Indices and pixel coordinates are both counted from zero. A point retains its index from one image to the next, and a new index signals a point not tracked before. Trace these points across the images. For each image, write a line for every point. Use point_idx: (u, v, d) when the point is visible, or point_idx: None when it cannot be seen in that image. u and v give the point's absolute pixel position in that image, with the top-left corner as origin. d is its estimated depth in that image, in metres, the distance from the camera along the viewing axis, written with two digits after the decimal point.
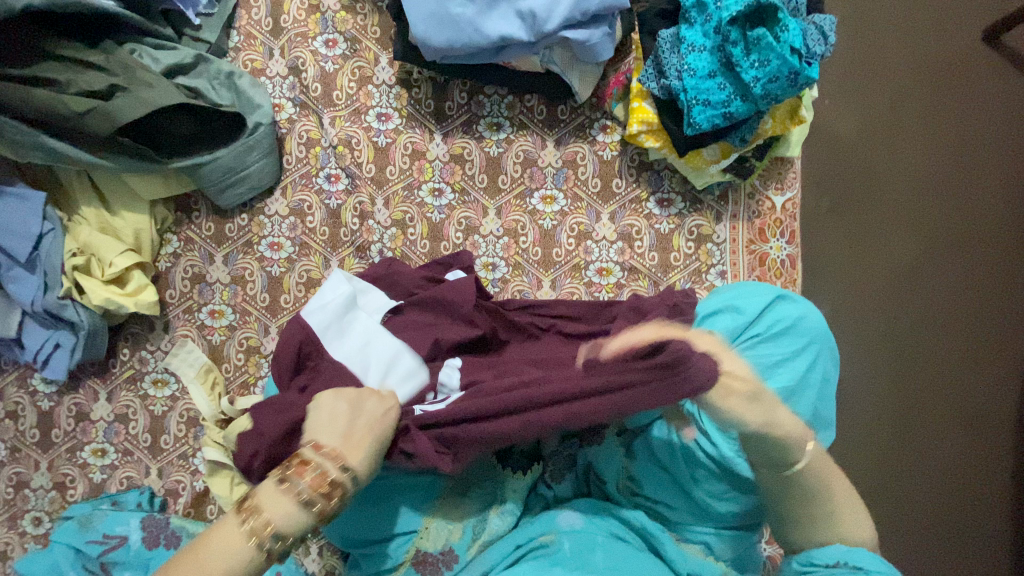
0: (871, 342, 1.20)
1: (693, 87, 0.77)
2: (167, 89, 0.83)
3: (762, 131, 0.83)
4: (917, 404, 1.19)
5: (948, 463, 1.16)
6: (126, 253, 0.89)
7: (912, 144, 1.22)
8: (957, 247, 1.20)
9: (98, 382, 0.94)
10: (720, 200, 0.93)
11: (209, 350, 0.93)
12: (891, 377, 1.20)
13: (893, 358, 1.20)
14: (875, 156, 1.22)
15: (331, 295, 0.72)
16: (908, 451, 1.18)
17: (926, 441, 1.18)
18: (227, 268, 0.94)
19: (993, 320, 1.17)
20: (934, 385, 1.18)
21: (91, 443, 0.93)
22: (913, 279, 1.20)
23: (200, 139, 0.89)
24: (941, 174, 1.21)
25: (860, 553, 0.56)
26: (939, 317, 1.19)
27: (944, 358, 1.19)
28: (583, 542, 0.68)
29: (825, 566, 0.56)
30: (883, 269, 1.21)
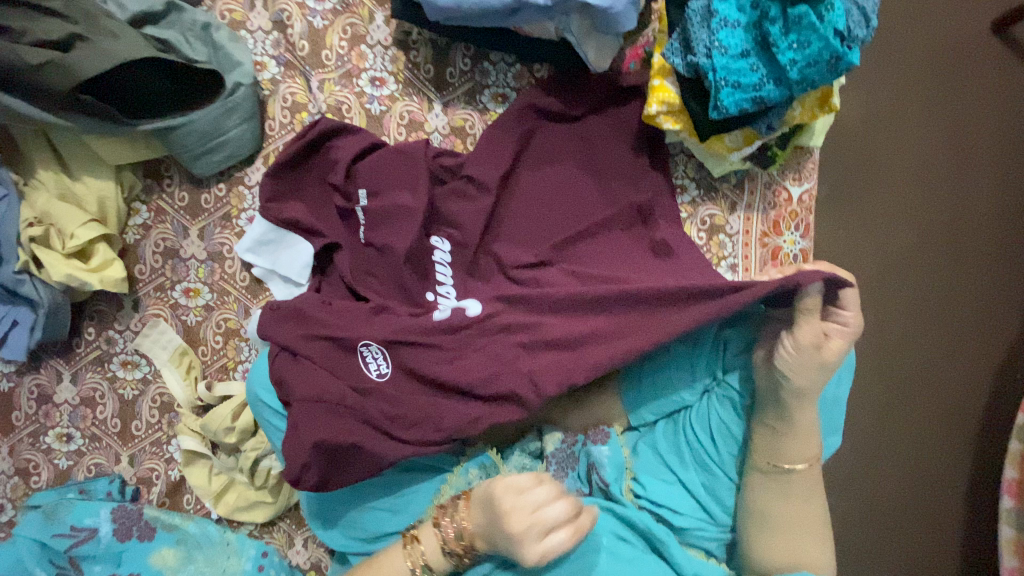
0: (870, 343, 1.16)
1: (723, 67, 0.71)
2: (135, 42, 0.74)
3: (789, 119, 0.77)
4: (909, 401, 1.15)
5: (935, 458, 1.14)
6: (90, 223, 0.81)
7: (925, 131, 1.15)
8: (957, 239, 1.14)
9: (62, 362, 0.86)
10: (735, 189, 0.88)
11: (184, 332, 0.87)
12: (891, 377, 1.15)
13: (895, 358, 1.15)
14: (885, 145, 1.15)
15: (265, 232, 0.83)
16: (897, 444, 1.15)
17: (917, 434, 1.14)
18: (204, 243, 0.86)
19: (987, 321, 1.13)
20: (930, 382, 1.14)
21: (55, 427, 0.86)
22: (912, 272, 1.15)
23: (174, 101, 0.80)
24: (945, 165, 1.15)
25: None
26: (937, 314, 1.14)
27: (937, 362, 1.14)
28: (587, 541, 0.65)
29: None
30: (881, 259, 1.15)
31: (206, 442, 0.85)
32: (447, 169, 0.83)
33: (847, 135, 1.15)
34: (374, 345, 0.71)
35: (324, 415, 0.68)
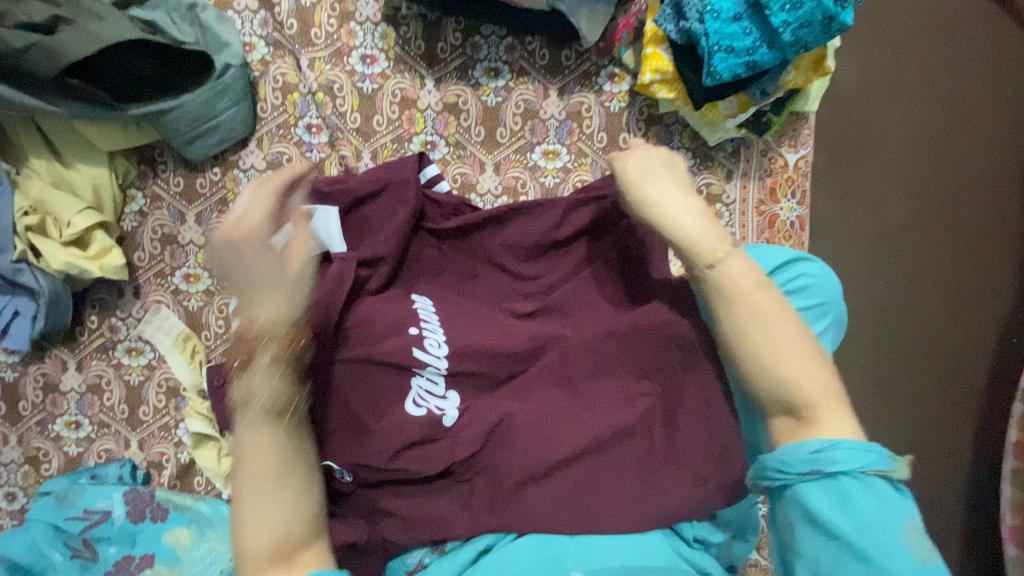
0: (869, 311, 1.16)
1: (715, 32, 0.72)
2: (120, 24, 0.73)
3: (783, 84, 0.77)
4: (901, 362, 1.15)
5: (925, 415, 1.15)
6: (86, 211, 0.81)
7: (915, 93, 1.13)
8: (946, 204, 1.14)
9: (66, 351, 0.87)
10: (731, 157, 0.88)
11: (185, 317, 0.87)
12: (887, 340, 1.16)
13: (891, 329, 1.16)
14: (878, 112, 1.13)
15: None
16: (893, 408, 1.16)
17: (911, 394, 1.16)
18: (202, 228, 0.86)
19: (975, 286, 1.15)
20: (926, 346, 1.15)
21: (63, 415, 0.87)
22: (901, 236, 1.14)
23: (162, 81, 0.79)
24: (934, 129, 1.14)
25: (839, 452, 0.48)
26: (927, 277, 1.15)
27: (926, 325, 1.15)
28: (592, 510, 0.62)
29: (798, 473, 0.49)
30: (871, 222, 1.15)
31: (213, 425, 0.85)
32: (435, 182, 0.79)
33: (842, 100, 1.13)
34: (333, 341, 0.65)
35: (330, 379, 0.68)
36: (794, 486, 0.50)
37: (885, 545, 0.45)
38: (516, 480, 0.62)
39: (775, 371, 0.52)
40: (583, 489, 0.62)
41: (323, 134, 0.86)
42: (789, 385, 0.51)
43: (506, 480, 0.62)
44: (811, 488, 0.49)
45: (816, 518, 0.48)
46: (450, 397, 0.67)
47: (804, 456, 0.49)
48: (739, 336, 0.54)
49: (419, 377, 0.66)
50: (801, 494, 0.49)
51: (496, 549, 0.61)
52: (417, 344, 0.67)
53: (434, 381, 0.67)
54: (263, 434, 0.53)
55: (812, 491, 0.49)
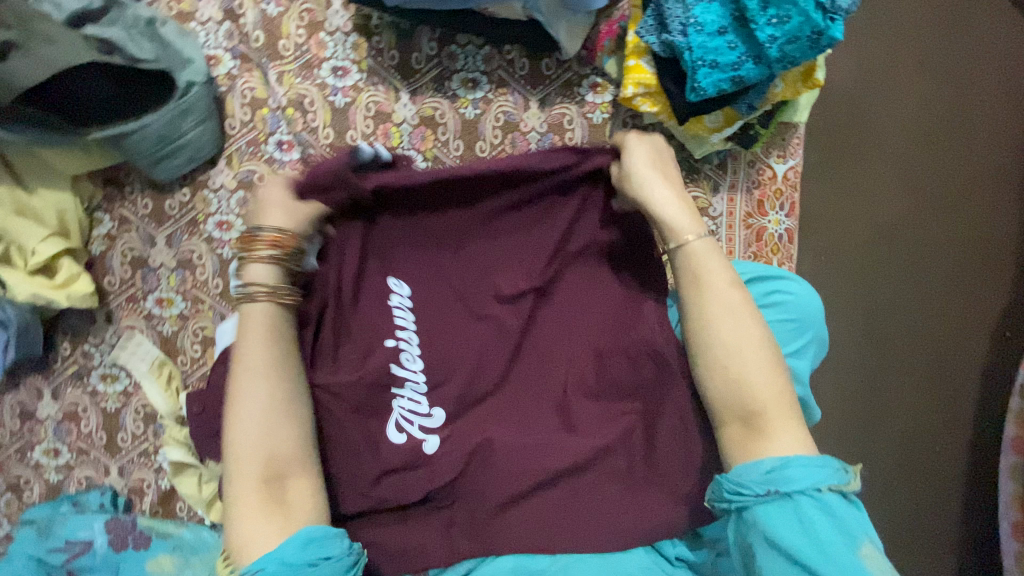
0: (862, 316, 1.13)
1: (698, 46, 0.69)
2: (74, 44, 0.70)
3: (770, 97, 0.75)
4: (891, 366, 1.13)
5: (914, 419, 1.14)
6: (51, 238, 0.78)
7: (908, 90, 1.10)
8: (941, 204, 1.11)
9: (41, 379, 0.85)
10: (718, 169, 0.85)
11: (160, 343, 0.85)
12: (880, 344, 1.13)
13: (884, 334, 1.13)
14: (873, 108, 1.10)
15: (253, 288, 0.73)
16: (886, 412, 1.14)
17: (899, 400, 1.14)
18: (172, 251, 0.84)
19: (964, 286, 1.11)
20: (917, 350, 1.12)
21: (41, 442, 0.86)
22: (891, 233, 1.12)
23: (124, 101, 0.76)
24: (927, 127, 1.10)
25: (793, 468, 0.51)
26: (918, 277, 1.12)
27: (914, 329, 1.12)
28: None
29: (755, 494, 0.51)
30: (862, 222, 1.12)
31: (193, 452, 0.83)
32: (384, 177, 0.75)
33: (837, 99, 1.10)
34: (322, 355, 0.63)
35: None
36: (753, 507, 0.51)
37: (844, 565, 0.47)
38: (494, 519, 0.61)
39: (729, 368, 0.57)
40: (562, 529, 0.59)
41: (294, 151, 0.82)
42: (741, 384, 0.56)
43: (484, 519, 0.61)
44: (768, 509, 0.50)
45: (775, 540, 0.49)
46: (434, 415, 0.64)
47: (758, 476, 0.52)
48: (698, 327, 0.59)
49: (400, 396, 0.63)
50: (759, 516, 0.50)
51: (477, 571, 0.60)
52: (393, 360, 0.63)
53: (416, 400, 0.64)
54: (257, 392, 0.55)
55: (770, 511, 0.50)
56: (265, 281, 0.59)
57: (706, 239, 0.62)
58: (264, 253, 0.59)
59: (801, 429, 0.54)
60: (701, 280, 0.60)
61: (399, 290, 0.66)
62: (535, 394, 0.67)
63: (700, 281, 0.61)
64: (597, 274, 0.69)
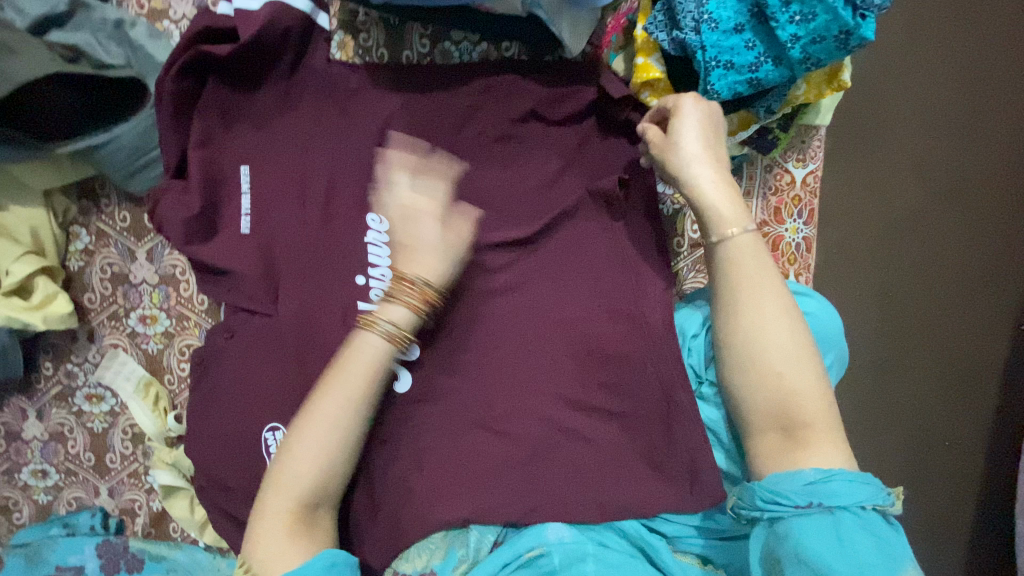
0: (879, 320, 1.08)
1: (713, 45, 0.62)
2: (32, 53, 0.65)
3: (791, 99, 0.68)
4: (907, 371, 1.08)
5: (930, 425, 1.09)
6: (25, 257, 0.74)
7: (939, 73, 1.00)
8: (970, 198, 1.02)
9: (24, 400, 0.82)
10: (733, 174, 0.79)
11: (146, 361, 0.82)
12: (898, 350, 1.08)
13: (903, 341, 1.07)
14: (891, 96, 1.01)
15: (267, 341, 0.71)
16: (900, 419, 1.10)
17: (916, 406, 1.09)
18: (154, 266, 0.80)
19: (989, 284, 1.04)
20: (936, 356, 1.07)
21: (29, 464, 0.84)
22: (910, 229, 1.04)
23: (90, 114, 0.71)
24: (958, 113, 1.00)
25: (839, 481, 0.48)
26: (941, 278, 1.05)
27: (933, 332, 1.06)
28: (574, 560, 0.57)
29: (791, 507, 0.49)
30: (879, 219, 1.04)
31: (183, 474, 0.80)
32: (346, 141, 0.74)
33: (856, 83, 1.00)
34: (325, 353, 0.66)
35: None
36: (786, 519, 0.49)
37: None
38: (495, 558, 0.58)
39: (782, 374, 0.52)
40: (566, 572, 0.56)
41: None
42: (789, 387, 0.52)
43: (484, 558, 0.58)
44: (802, 521, 0.48)
45: (808, 556, 0.46)
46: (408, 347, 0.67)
47: (797, 487, 0.49)
48: (749, 322, 0.54)
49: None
50: (792, 529, 0.48)
51: None
52: (363, 297, 0.69)
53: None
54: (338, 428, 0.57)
55: (806, 526, 0.48)
56: (404, 326, 0.60)
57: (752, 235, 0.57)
58: (399, 298, 0.61)
59: (841, 440, 0.51)
60: (743, 276, 0.56)
61: (377, 225, 0.70)
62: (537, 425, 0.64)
63: (740, 277, 0.56)
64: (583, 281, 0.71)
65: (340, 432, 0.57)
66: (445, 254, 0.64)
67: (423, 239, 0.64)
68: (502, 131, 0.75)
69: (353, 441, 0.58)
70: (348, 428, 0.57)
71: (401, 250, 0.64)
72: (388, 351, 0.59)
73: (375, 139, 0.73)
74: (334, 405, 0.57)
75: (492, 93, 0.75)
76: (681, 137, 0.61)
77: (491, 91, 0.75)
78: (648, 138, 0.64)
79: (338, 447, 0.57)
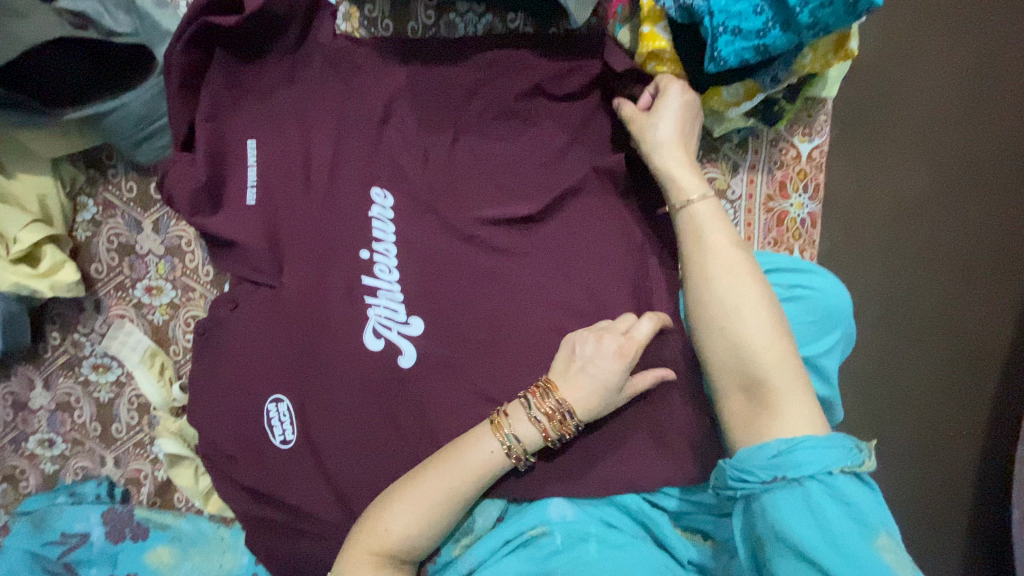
0: (885, 309, 1.04)
1: (721, 10, 0.62)
2: (42, 19, 0.66)
3: (797, 68, 0.68)
4: (917, 363, 1.03)
5: (944, 423, 1.03)
6: (32, 225, 0.75)
7: (942, 56, 0.98)
8: (976, 181, 0.99)
9: (32, 369, 0.83)
10: (738, 148, 0.80)
11: (152, 332, 0.83)
12: (906, 340, 1.04)
13: (911, 329, 1.03)
14: (895, 77, 0.99)
15: (284, 311, 0.70)
16: (913, 413, 1.04)
17: (928, 400, 1.03)
18: (160, 237, 0.80)
19: (1005, 272, 0.98)
20: (946, 347, 1.02)
21: (35, 433, 0.84)
22: (914, 214, 1.01)
23: (98, 83, 0.72)
24: (962, 96, 0.98)
25: (801, 450, 0.48)
26: (950, 264, 1.01)
27: (942, 321, 1.02)
28: (575, 533, 0.57)
29: (759, 482, 0.48)
30: (883, 203, 1.02)
31: (188, 444, 0.81)
32: (350, 115, 0.73)
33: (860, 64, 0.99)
34: (334, 336, 0.67)
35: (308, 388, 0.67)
36: (758, 495, 0.48)
37: (857, 555, 0.44)
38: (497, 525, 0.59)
39: (727, 328, 0.54)
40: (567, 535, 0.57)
41: None
42: (743, 347, 0.53)
43: None
44: (774, 496, 0.47)
45: (781, 531, 0.46)
46: (413, 323, 0.67)
47: (764, 462, 0.49)
48: (702, 284, 0.57)
49: (376, 304, 0.67)
50: (765, 505, 0.48)
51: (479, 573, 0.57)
52: (367, 271, 0.68)
53: (393, 308, 0.67)
54: (438, 495, 0.57)
55: (776, 500, 0.47)
56: (528, 445, 0.58)
57: (710, 201, 0.61)
58: (533, 411, 0.59)
59: (798, 391, 0.51)
60: (700, 239, 0.59)
61: (381, 200, 0.71)
62: None
63: (697, 242, 0.60)
64: (590, 252, 0.69)
65: (440, 503, 0.57)
66: (611, 396, 0.59)
67: (595, 377, 0.59)
68: (506, 107, 0.75)
69: (449, 514, 0.58)
70: (453, 516, 0.58)
71: (609, 353, 0.60)
72: (501, 462, 0.58)
73: (380, 111, 0.73)
74: (443, 493, 0.57)
75: (496, 66, 0.75)
76: (656, 120, 0.67)
77: (498, 60, 0.75)
78: (624, 112, 0.70)
79: (436, 527, 0.58)
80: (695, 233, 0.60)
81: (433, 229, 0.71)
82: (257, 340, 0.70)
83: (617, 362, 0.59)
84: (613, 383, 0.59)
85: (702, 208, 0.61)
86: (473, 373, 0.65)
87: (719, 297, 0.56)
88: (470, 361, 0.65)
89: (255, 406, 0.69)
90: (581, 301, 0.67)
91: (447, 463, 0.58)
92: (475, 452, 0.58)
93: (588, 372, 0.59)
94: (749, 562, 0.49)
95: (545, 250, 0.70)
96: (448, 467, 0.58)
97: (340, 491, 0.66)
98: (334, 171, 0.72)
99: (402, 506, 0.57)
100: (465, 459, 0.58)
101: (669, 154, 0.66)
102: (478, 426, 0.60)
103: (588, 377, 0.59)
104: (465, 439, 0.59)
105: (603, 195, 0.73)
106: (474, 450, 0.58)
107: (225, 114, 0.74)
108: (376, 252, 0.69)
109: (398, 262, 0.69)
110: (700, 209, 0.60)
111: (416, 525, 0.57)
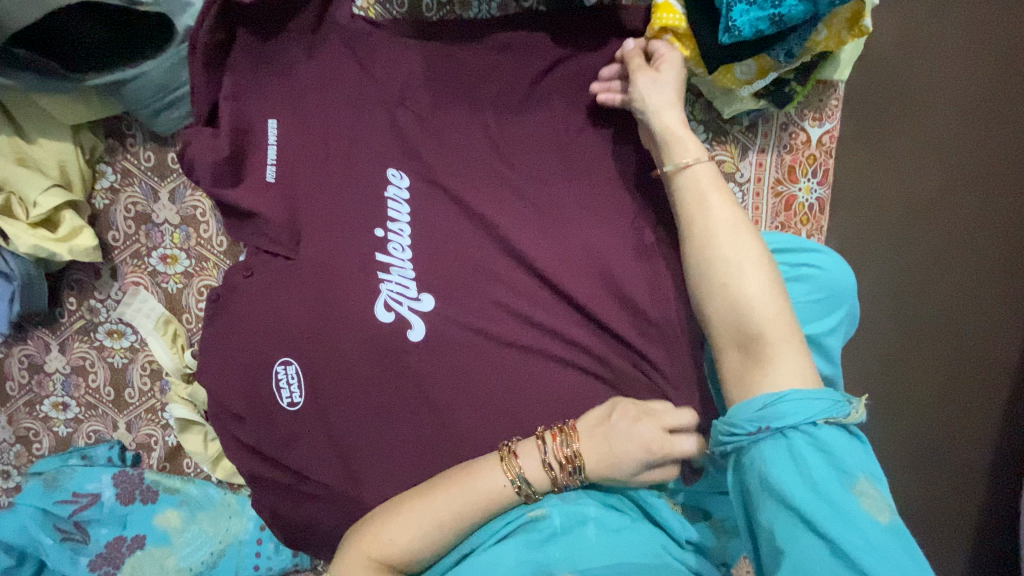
0: (898, 321, 0.92)
1: None
2: None
3: (811, 45, 0.68)
4: (931, 382, 0.91)
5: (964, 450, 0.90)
6: (52, 189, 0.76)
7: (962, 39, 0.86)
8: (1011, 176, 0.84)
9: (48, 332, 0.85)
10: (747, 131, 0.81)
11: (165, 300, 0.84)
12: (918, 356, 0.92)
13: (919, 341, 0.91)
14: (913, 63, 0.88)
15: (296, 279, 0.71)
16: (930, 437, 0.92)
17: (947, 425, 0.91)
18: (175, 207, 0.82)
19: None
20: (965, 367, 0.89)
21: (50, 396, 0.86)
22: (930, 215, 0.89)
23: (120, 51, 0.74)
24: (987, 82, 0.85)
25: (786, 402, 0.48)
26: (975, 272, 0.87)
27: (961, 339, 0.88)
28: (574, 515, 0.58)
29: (746, 434, 0.49)
30: (897, 202, 0.91)
31: (199, 410, 0.82)
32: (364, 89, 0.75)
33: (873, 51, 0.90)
34: (346, 302, 0.68)
35: (318, 353, 0.68)
36: (748, 450, 0.49)
37: (839, 501, 0.45)
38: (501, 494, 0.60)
39: (727, 283, 0.55)
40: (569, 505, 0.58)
41: None
42: (741, 304, 0.54)
43: None
44: (761, 448, 0.48)
45: (769, 481, 0.47)
46: (424, 299, 0.68)
47: (751, 414, 0.49)
48: (700, 246, 0.58)
49: (387, 280, 0.68)
50: (754, 457, 0.48)
51: (478, 553, 0.57)
52: (381, 248, 0.69)
53: (404, 284, 0.68)
54: (440, 506, 0.57)
55: (764, 452, 0.48)
56: (537, 485, 0.58)
57: (707, 163, 0.61)
58: (548, 454, 0.58)
59: (793, 344, 0.52)
60: (699, 200, 0.60)
61: (397, 181, 0.72)
62: (547, 359, 0.66)
63: (697, 202, 0.60)
64: (599, 227, 0.70)
65: (439, 520, 0.57)
66: (623, 472, 0.59)
67: (619, 451, 0.58)
68: (520, 86, 0.76)
69: (447, 534, 0.57)
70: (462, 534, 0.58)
71: (640, 435, 0.58)
72: (508, 499, 0.58)
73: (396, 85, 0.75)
74: (453, 514, 0.57)
75: (511, 45, 0.76)
76: (654, 88, 0.67)
77: (510, 38, 0.76)
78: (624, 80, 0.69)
79: (434, 545, 0.57)
80: (696, 194, 0.60)
81: (446, 202, 0.72)
82: (270, 307, 0.71)
83: (643, 440, 0.58)
84: (632, 456, 0.58)
85: (701, 168, 0.61)
86: (481, 342, 0.67)
87: (717, 255, 0.56)
88: (479, 330, 0.67)
89: (264, 372, 0.70)
90: (590, 275, 0.68)
91: (455, 483, 0.58)
92: (485, 481, 0.58)
93: (614, 436, 0.58)
94: (743, 517, 0.50)
95: (555, 226, 0.70)
96: (453, 488, 0.58)
97: (345, 456, 0.67)
98: (349, 144, 0.73)
99: (407, 517, 0.58)
100: (473, 482, 0.58)
101: (672, 119, 0.66)
102: (492, 459, 0.60)
103: (612, 440, 0.58)
104: (478, 465, 0.59)
105: (614, 173, 0.74)
106: (486, 479, 0.58)
107: (245, 87, 0.75)
108: (388, 227, 0.70)
109: (411, 241, 0.70)
110: (701, 169, 0.61)
111: (415, 536, 0.57)
